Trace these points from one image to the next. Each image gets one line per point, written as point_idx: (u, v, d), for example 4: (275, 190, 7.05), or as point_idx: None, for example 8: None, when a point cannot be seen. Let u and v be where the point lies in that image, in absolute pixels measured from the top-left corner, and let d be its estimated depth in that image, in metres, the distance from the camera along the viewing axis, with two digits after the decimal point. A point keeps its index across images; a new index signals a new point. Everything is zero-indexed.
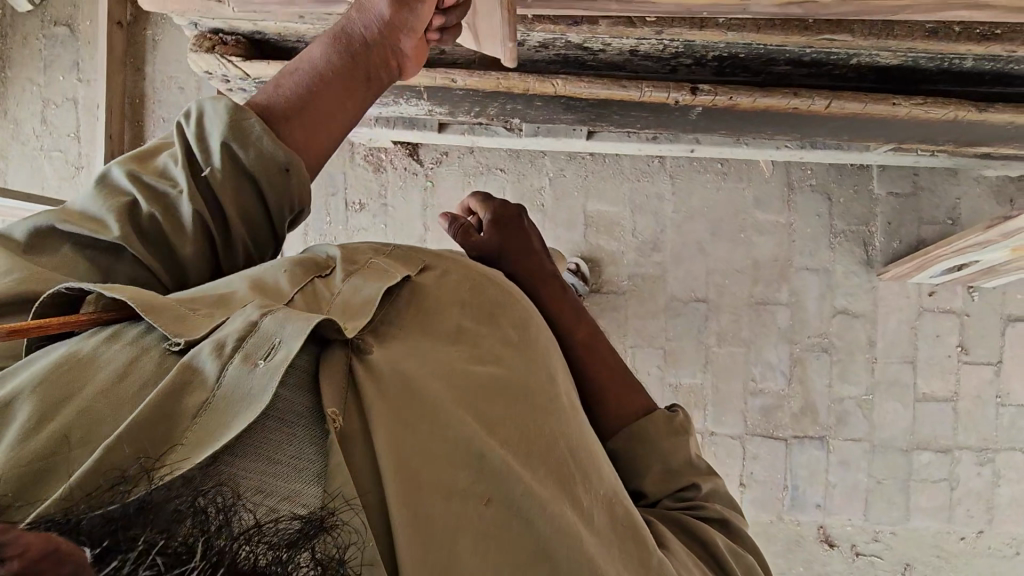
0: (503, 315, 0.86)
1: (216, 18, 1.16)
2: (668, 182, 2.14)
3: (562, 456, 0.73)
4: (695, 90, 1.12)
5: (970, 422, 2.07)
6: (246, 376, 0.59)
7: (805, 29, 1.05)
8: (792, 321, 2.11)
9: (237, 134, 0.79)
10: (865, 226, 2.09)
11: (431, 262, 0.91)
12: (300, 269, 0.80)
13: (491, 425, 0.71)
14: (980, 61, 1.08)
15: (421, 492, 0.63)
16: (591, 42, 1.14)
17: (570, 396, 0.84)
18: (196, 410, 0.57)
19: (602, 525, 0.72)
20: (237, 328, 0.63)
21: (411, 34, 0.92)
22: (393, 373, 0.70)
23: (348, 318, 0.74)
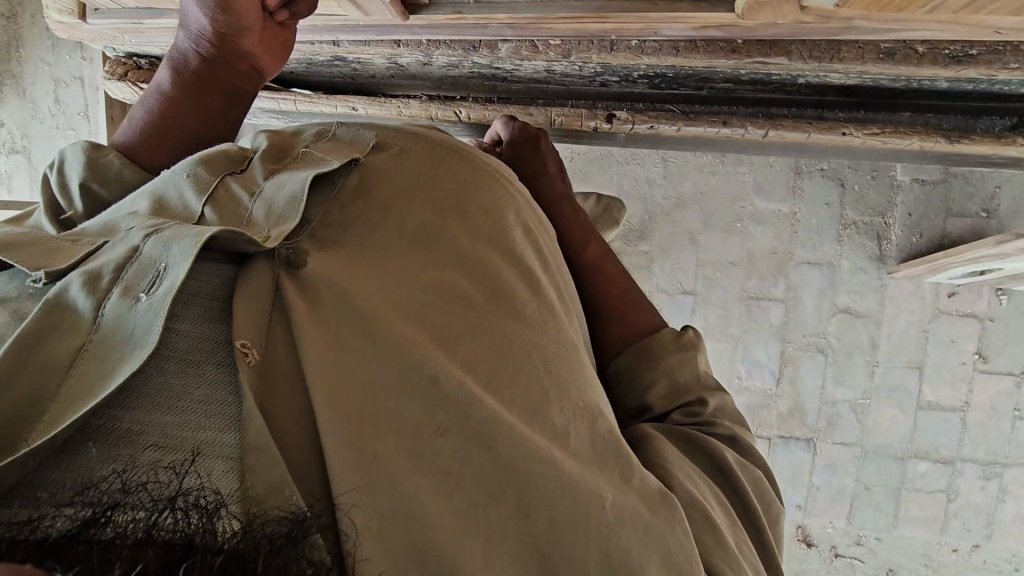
0: (471, 192, 0.63)
1: (126, 45, 1.15)
2: (658, 166, 1.99)
3: (545, 379, 0.54)
4: (610, 119, 1.06)
5: (980, 434, 1.91)
6: (127, 314, 0.45)
7: (733, 51, 0.90)
8: (787, 319, 1.97)
9: (96, 171, 0.64)
10: (880, 217, 1.87)
11: (384, 134, 0.67)
12: (209, 167, 0.60)
13: (455, 344, 0.53)
14: (957, 83, 0.91)
15: (367, 437, 0.47)
16: (500, 63, 1.04)
17: (549, 292, 0.62)
18: (69, 359, 0.43)
19: (586, 450, 0.53)
20: (118, 254, 0.49)
21: (256, 23, 0.71)
22: (329, 290, 0.53)
23: (270, 226, 0.56)
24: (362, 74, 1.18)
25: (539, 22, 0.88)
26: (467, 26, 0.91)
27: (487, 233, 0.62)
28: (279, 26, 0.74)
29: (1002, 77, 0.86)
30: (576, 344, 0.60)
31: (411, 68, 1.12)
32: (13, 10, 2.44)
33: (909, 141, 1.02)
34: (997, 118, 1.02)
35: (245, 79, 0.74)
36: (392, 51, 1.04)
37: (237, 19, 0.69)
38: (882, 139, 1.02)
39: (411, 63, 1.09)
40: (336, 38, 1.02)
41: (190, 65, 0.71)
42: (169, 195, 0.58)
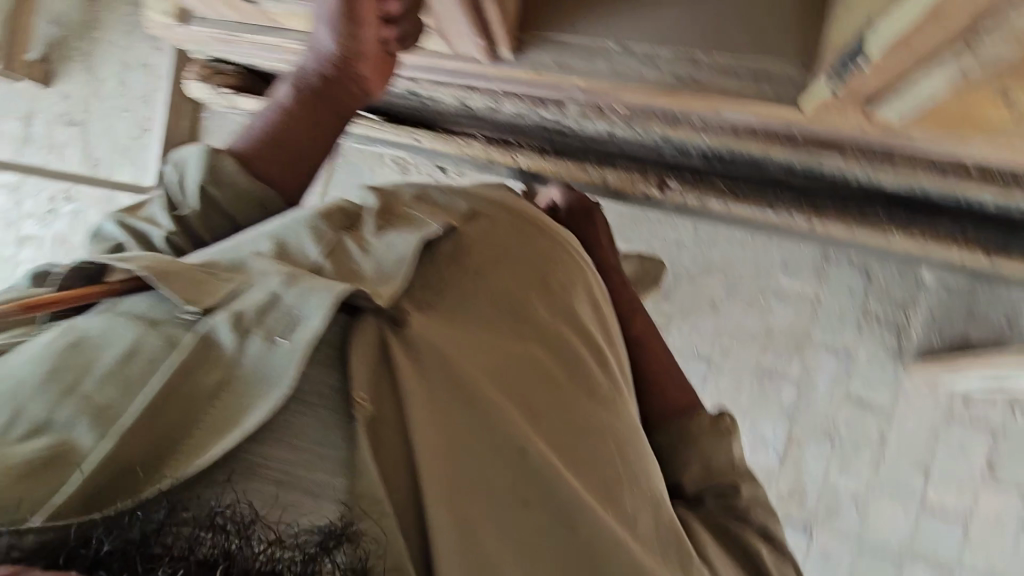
0: (548, 277, 0.73)
1: (215, 51, 1.21)
2: (689, 229, 2.02)
3: (615, 460, 0.62)
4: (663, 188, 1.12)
5: (982, 545, 1.84)
6: (266, 355, 0.53)
7: (790, 143, 0.94)
8: (798, 399, 1.97)
9: (213, 175, 0.70)
10: (902, 313, 1.88)
11: (479, 206, 0.77)
12: (327, 222, 0.69)
13: (537, 419, 0.61)
14: (1002, 203, 0.94)
15: (466, 498, 0.54)
16: (564, 121, 1.09)
17: (612, 375, 0.71)
18: (215, 391, 0.51)
19: (646, 529, 0.61)
20: (257, 301, 0.57)
21: (373, 53, 0.79)
22: (429, 353, 0.60)
23: (378, 285, 0.63)
24: (428, 109, 1.24)
25: (611, 91, 0.93)
26: (543, 85, 0.97)
27: (563, 316, 0.71)
28: (388, 60, 0.83)
29: None
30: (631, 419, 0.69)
31: (478, 111, 1.17)
32: None
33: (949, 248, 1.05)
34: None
35: (356, 101, 0.81)
36: (465, 94, 1.09)
37: (359, 45, 0.77)
38: (926, 243, 1.06)
39: (479, 107, 1.14)
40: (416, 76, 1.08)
41: (312, 82, 0.78)
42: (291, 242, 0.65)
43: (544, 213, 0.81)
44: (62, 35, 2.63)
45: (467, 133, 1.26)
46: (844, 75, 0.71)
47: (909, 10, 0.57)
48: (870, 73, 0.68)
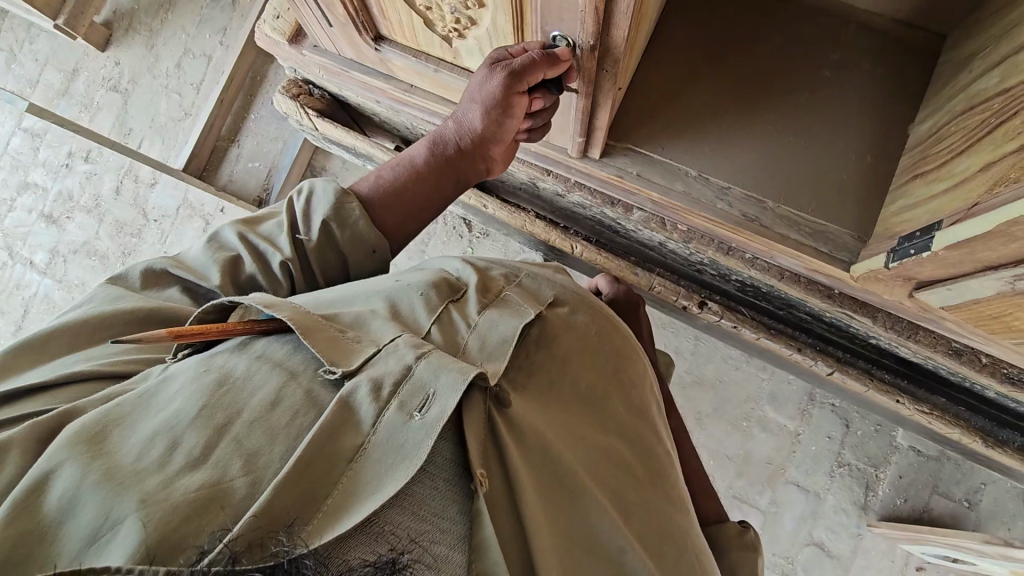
0: (625, 370, 0.79)
1: (309, 75, 1.27)
2: (690, 340, 2.09)
3: (690, 565, 0.69)
4: (702, 306, 1.18)
5: None
6: (402, 427, 0.57)
7: (829, 296, 1.02)
8: (761, 531, 1.98)
9: (338, 215, 0.82)
10: (873, 469, 1.95)
11: (560, 295, 0.83)
12: (437, 293, 0.76)
13: (629, 517, 0.67)
14: (1005, 397, 1.02)
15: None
16: (624, 222, 1.15)
17: (678, 473, 0.77)
18: (353, 454, 0.55)
19: None
20: (394, 370, 0.61)
21: (507, 140, 0.92)
22: (535, 440, 0.66)
23: (483, 360, 0.70)
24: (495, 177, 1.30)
25: (680, 211, 1.01)
26: (621, 188, 1.05)
27: (638, 410, 0.77)
28: (514, 141, 0.96)
29: None
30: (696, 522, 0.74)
31: (543, 192, 1.24)
32: None
33: (949, 428, 1.10)
34: (1019, 435, 1.10)
35: (475, 171, 0.95)
36: (541, 175, 1.16)
37: (499, 134, 0.90)
38: (929, 419, 1.10)
39: (547, 189, 1.21)
40: None
41: (447, 152, 0.91)
42: (404, 307, 0.73)
43: (607, 307, 0.87)
44: (133, 7, 2.69)
45: (527, 208, 1.32)
46: (902, 258, 0.79)
47: (980, 225, 0.65)
48: (930, 265, 0.76)
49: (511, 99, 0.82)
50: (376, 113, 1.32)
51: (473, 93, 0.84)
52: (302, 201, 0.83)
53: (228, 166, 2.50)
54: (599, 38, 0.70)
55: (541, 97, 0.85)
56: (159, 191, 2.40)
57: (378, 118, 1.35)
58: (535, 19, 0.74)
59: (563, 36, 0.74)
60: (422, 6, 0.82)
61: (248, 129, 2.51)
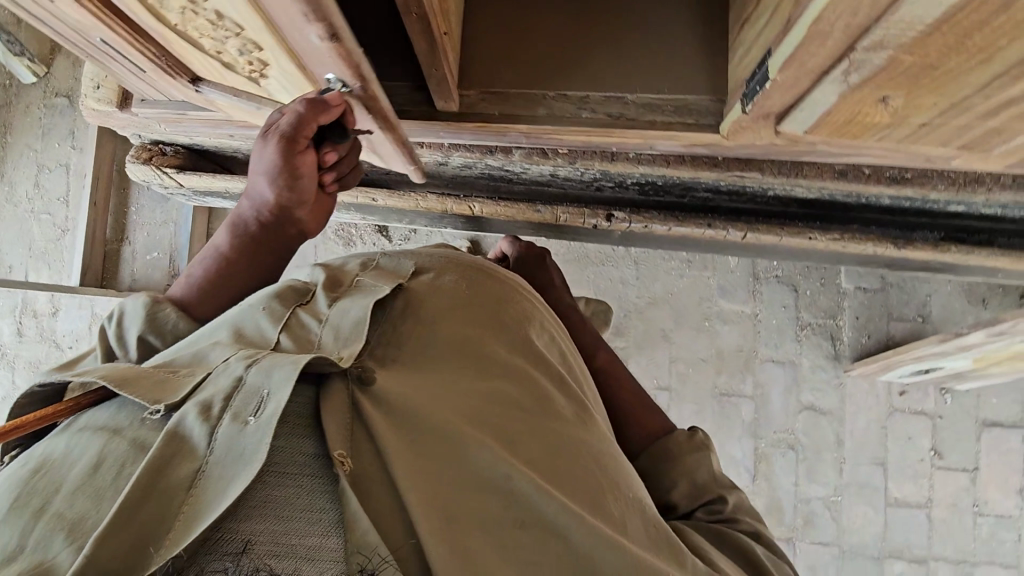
0: (502, 313, 0.78)
1: (156, 134, 1.23)
2: (632, 268, 2.12)
3: (597, 476, 0.65)
4: (610, 219, 1.18)
5: (946, 532, 1.96)
6: (237, 437, 0.53)
7: (715, 165, 1.05)
8: (756, 415, 2.05)
9: (153, 326, 0.72)
10: (831, 320, 2.04)
11: (423, 263, 0.82)
12: (281, 302, 0.71)
13: (517, 446, 0.63)
14: (897, 199, 1.07)
15: (461, 535, 0.55)
16: (511, 166, 1.15)
17: (577, 395, 0.74)
18: (191, 481, 0.51)
19: (640, 536, 0.64)
20: (223, 387, 0.57)
21: (310, 199, 0.87)
22: (402, 393, 0.62)
23: (337, 349, 0.65)
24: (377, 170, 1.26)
25: (552, 133, 1.02)
26: (488, 133, 1.04)
27: (522, 346, 0.76)
28: (325, 198, 0.91)
29: (934, 197, 1.04)
30: (602, 436, 0.71)
31: (428, 168, 1.22)
32: (8, 99, 2.47)
33: (862, 249, 1.14)
34: (928, 232, 1.14)
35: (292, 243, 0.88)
36: (416, 150, 1.15)
37: (298, 196, 0.85)
38: (841, 243, 1.14)
39: (429, 162, 1.20)
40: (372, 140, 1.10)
41: (252, 229, 0.85)
42: (248, 329, 0.68)
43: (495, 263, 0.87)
44: None
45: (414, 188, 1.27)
46: (754, 96, 0.82)
47: (800, 31, 0.68)
48: (777, 93, 0.79)
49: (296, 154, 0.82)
50: (235, 149, 1.28)
51: (255, 160, 0.83)
52: (110, 326, 0.73)
53: (126, 266, 2.38)
54: (364, 79, 0.80)
55: (331, 149, 0.86)
56: (63, 317, 2.25)
57: (241, 154, 1.31)
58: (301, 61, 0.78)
59: (337, 79, 0.81)
60: (213, 50, 0.83)
61: (134, 222, 2.39)
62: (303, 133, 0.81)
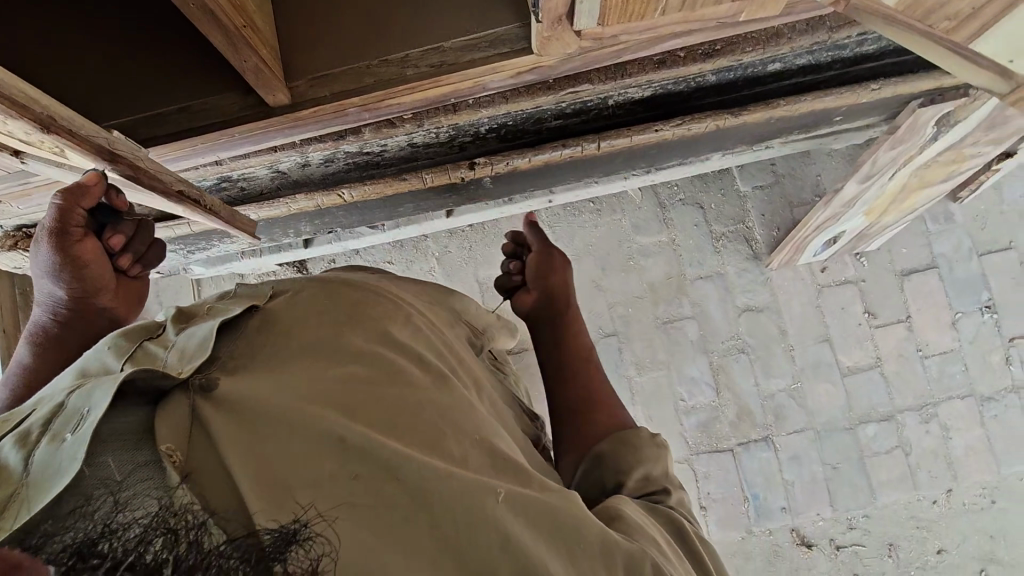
0: (367, 300, 0.78)
1: (11, 218, 1.20)
2: (548, 232, 2.16)
3: (447, 424, 0.65)
4: (472, 165, 1.18)
5: (903, 383, 2.05)
6: (53, 455, 0.52)
7: (549, 88, 1.09)
8: (702, 332, 2.11)
9: None
10: (741, 224, 2.14)
11: (282, 283, 0.82)
12: (126, 339, 0.71)
13: (361, 412, 0.63)
14: (721, 73, 1.15)
15: (291, 494, 0.54)
16: (368, 146, 1.17)
17: (440, 361, 0.74)
18: (2, 502, 0.50)
19: (493, 473, 0.63)
20: (45, 414, 0.58)
21: (106, 284, 1.02)
22: (248, 387, 0.62)
23: (181, 364, 0.63)
24: (250, 190, 1.25)
25: (386, 98, 1.03)
26: (328, 115, 1.04)
27: (385, 323, 0.76)
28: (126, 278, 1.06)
29: (747, 59, 1.11)
30: (461, 391, 0.71)
31: (294, 174, 1.23)
32: None
33: (706, 132, 1.22)
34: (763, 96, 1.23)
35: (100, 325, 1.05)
36: (272, 156, 1.14)
37: (89, 286, 1.00)
38: (688, 126, 1.19)
39: (291, 167, 1.20)
40: (218, 155, 1.09)
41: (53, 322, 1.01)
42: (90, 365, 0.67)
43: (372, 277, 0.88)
44: None
45: (287, 194, 1.22)
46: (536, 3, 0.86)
47: None
48: None
49: (73, 246, 0.94)
50: None
51: (41, 266, 0.97)
52: None
53: None
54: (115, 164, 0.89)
55: (115, 235, 0.99)
56: None
57: None
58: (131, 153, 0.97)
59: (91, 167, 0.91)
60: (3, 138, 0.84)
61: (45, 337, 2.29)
62: (67, 232, 0.93)
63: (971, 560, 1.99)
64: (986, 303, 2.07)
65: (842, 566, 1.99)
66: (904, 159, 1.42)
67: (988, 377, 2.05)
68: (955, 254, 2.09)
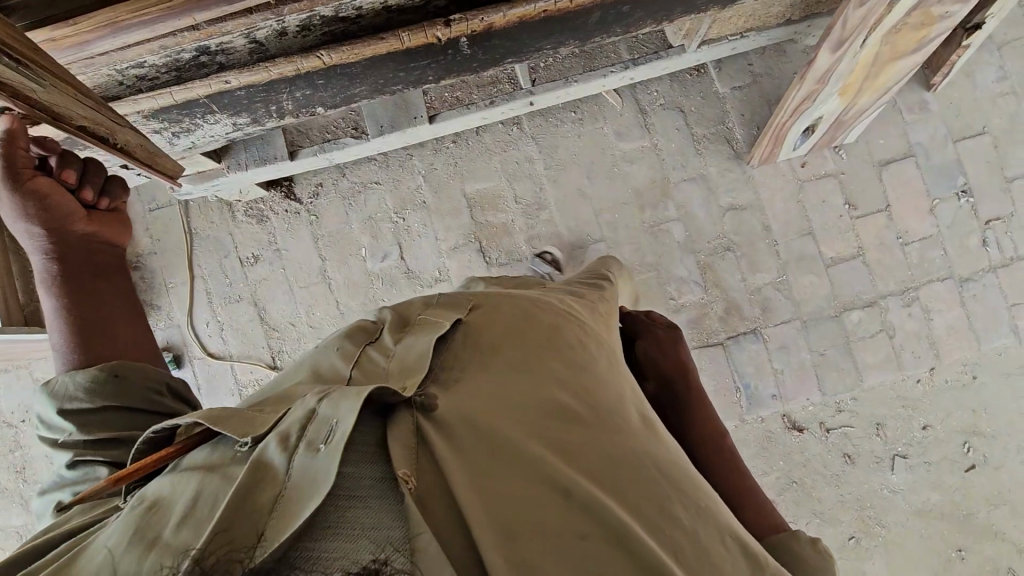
0: (548, 342, 0.98)
1: None
2: (532, 143, 2.18)
3: (614, 457, 0.82)
4: (448, 22, 1.14)
5: (885, 270, 2.11)
6: (312, 461, 0.64)
7: None
8: (689, 233, 2.14)
9: (59, 396, 0.96)
10: (722, 125, 2.17)
11: (473, 304, 1.05)
12: (352, 347, 0.95)
13: (553, 445, 0.80)
14: None
15: (507, 509, 0.70)
16: (343, 9, 1.12)
17: (610, 402, 0.92)
18: (272, 502, 0.61)
19: (653, 505, 0.78)
20: (298, 420, 0.70)
21: (78, 213, 1.11)
22: (470, 408, 0.80)
23: (404, 376, 0.83)
24: (228, 64, 1.20)
25: None
26: None
27: (558, 365, 0.94)
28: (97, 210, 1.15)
29: None
30: (621, 423, 0.89)
31: (270, 44, 1.18)
32: None
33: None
34: None
35: (96, 253, 1.15)
36: (248, 21, 1.07)
37: (62, 213, 1.09)
38: None
39: (267, 35, 1.15)
40: (194, 18, 1.01)
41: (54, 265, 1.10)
42: (328, 367, 0.91)
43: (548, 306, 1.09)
44: None
45: (267, 64, 1.18)
46: None
47: None
48: None
49: (27, 185, 1.02)
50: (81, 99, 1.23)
51: (9, 212, 1.05)
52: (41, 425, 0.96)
53: None
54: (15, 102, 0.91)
55: (66, 170, 1.09)
56: None
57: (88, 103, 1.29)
58: (74, 33, 0.97)
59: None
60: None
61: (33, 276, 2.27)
62: (19, 168, 1.01)
63: (955, 434, 2.07)
64: (962, 188, 2.12)
65: (832, 448, 2.06)
66: (873, 19, 1.45)
67: (966, 260, 2.11)
68: (931, 142, 2.14)
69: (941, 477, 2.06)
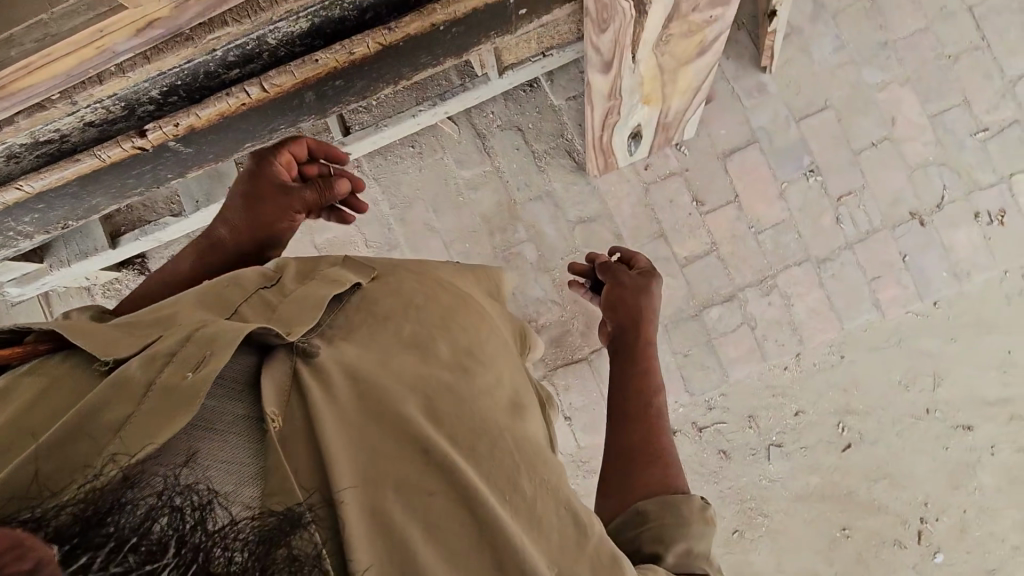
0: (449, 309, 0.99)
1: None
2: (375, 185, 2.17)
3: (483, 423, 0.83)
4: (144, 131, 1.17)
5: (740, 262, 2.09)
6: (176, 385, 0.65)
7: (187, 40, 1.03)
8: (541, 252, 2.13)
9: None
10: (561, 138, 2.14)
11: (381, 265, 1.06)
12: (252, 279, 0.94)
13: (429, 402, 0.81)
14: None
15: (364, 455, 0.72)
16: (41, 133, 1.12)
17: (497, 374, 0.94)
18: (120, 424, 0.61)
19: (513, 470, 0.80)
20: (171, 345, 0.71)
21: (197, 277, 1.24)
22: (352, 364, 0.82)
23: (294, 321, 0.83)
24: None
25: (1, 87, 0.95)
26: None
27: (455, 333, 0.95)
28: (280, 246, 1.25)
29: None
30: (500, 394, 0.91)
31: None
32: None
33: (375, 56, 1.19)
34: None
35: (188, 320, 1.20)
36: None
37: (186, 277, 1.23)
38: (347, 51, 1.16)
39: None
40: None
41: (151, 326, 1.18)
42: (218, 297, 0.89)
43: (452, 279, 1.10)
44: None
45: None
46: None
47: None
48: None
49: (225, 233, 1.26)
50: None
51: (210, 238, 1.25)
52: None
53: None
54: None
55: None
56: None
57: None
58: None
59: None
60: None
61: None
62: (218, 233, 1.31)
63: (828, 415, 2.06)
64: (809, 168, 2.08)
65: (706, 446, 2.07)
66: (627, 41, 1.40)
67: (822, 239, 2.07)
68: (774, 125, 2.09)
69: (817, 460, 2.07)
